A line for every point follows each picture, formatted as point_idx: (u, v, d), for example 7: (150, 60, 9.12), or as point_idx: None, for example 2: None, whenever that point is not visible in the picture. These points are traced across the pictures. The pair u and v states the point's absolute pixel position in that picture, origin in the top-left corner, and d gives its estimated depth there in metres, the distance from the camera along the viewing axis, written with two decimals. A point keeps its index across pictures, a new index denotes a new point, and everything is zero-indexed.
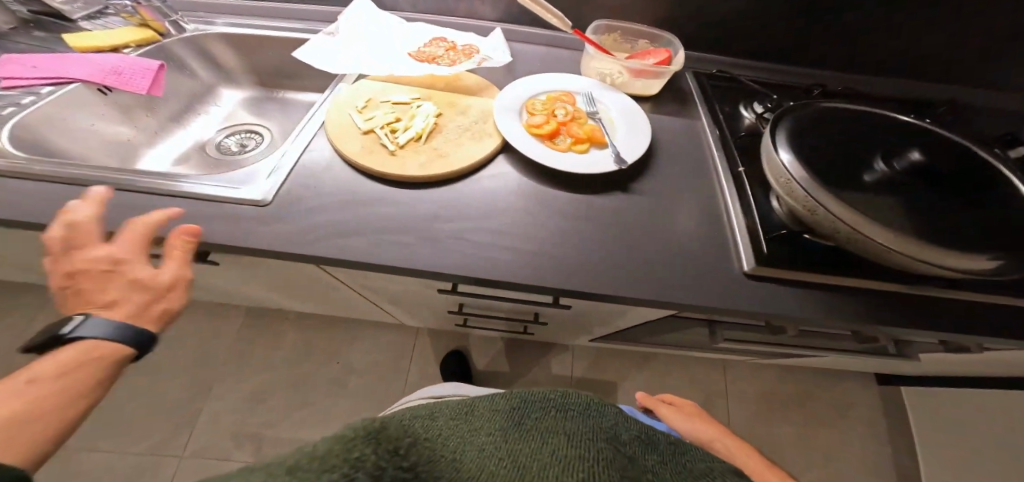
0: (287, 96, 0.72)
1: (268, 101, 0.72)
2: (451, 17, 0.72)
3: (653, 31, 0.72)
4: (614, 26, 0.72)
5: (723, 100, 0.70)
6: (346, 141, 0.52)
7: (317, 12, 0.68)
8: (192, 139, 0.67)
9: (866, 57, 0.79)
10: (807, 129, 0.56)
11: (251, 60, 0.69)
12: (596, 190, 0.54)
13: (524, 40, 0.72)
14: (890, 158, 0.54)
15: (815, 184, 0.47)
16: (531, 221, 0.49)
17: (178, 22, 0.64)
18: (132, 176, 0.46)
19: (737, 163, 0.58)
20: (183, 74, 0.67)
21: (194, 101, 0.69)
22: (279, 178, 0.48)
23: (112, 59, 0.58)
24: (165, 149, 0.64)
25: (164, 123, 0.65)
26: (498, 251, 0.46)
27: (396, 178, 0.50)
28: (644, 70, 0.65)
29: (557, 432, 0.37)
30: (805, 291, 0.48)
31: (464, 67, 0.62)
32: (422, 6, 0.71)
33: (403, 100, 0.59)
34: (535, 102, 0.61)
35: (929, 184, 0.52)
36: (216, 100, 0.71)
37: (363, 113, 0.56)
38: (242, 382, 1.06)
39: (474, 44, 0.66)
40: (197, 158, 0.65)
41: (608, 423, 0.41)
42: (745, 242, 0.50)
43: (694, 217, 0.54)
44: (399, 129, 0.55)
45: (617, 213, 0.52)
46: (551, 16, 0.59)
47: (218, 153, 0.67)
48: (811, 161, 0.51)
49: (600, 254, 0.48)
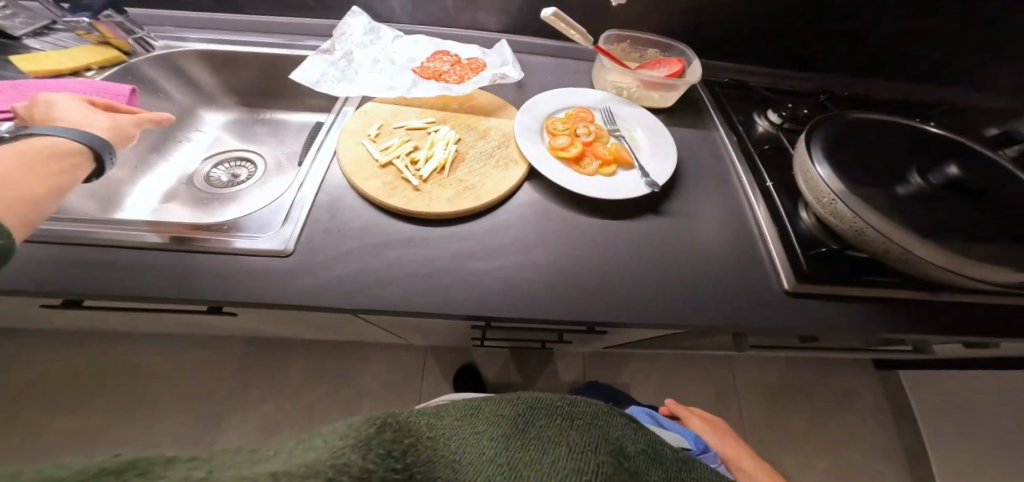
0: (275, 117, 0.68)
1: (257, 125, 0.67)
2: (450, 28, 0.67)
3: (665, 40, 0.65)
4: (624, 35, 0.65)
5: (738, 109, 0.65)
6: (369, 179, 0.47)
7: (308, 26, 0.64)
8: (179, 171, 0.61)
9: (894, 65, 0.74)
10: (842, 137, 0.52)
11: (237, 78, 0.64)
12: (629, 213, 0.51)
13: (530, 50, 0.68)
14: (924, 172, 0.50)
15: (856, 199, 0.44)
16: (565, 246, 0.46)
17: (144, 38, 0.57)
18: (111, 231, 0.39)
19: (765, 176, 0.55)
20: (158, 98, 0.60)
21: (178, 129, 0.63)
22: (282, 217, 0.43)
23: (81, 84, 0.48)
24: (151, 184, 0.58)
25: (147, 155, 0.59)
26: (536, 283, 0.43)
27: (419, 215, 0.45)
28: (657, 84, 0.59)
29: (561, 446, 0.29)
30: (851, 308, 0.45)
31: (477, 85, 0.57)
32: (419, 18, 0.65)
33: (417, 126, 0.54)
34: (555, 121, 0.57)
35: (964, 198, 0.49)
36: (200, 127, 0.65)
37: (377, 142, 0.51)
38: (240, 420, 0.92)
39: (479, 58, 0.61)
40: (188, 194, 0.60)
41: (621, 435, 0.33)
42: (783, 258, 0.47)
43: (734, 236, 0.50)
44: (419, 160, 0.50)
45: (652, 234, 0.49)
46: (573, 32, 0.53)
47: (209, 186, 0.61)
48: (851, 175, 0.47)
49: (639, 280, 0.45)
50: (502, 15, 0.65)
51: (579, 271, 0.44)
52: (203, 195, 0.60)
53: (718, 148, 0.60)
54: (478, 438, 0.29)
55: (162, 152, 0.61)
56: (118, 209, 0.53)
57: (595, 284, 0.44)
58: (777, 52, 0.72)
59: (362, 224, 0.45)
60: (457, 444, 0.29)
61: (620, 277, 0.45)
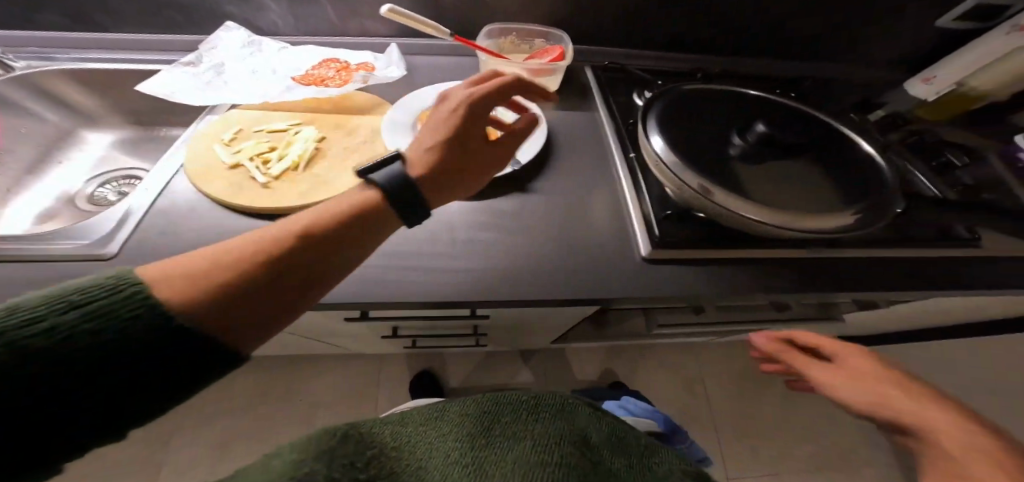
0: (167, 133, 0.68)
1: (149, 140, 0.67)
2: (333, 36, 0.67)
3: (546, 29, 0.64)
4: (508, 28, 0.64)
5: (617, 91, 0.64)
6: (216, 181, 0.46)
7: (186, 43, 0.64)
8: (58, 191, 0.61)
9: (783, 45, 0.76)
10: (679, 111, 0.55)
11: (118, 99, 0.64)
12: (489, 191, 0.50)
13: (416, 53, 0.68)
14: (743, 132, 0.52)
15: (684, 165, 0.47)
16: (428, 228, 0.45)
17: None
18: None
19: (632, 147, 0.54)
20: (28, 118, 0.60)
21: (54, 148, 0.63)
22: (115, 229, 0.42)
23: None
24: (22, 205, 0.58)
25: (19, 176, 0.59)
26: (390, 276, 0.41)
27: (274, 211, 0.45)
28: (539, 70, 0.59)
29: (523, 438, 0.39)
30: (716, 268, 0.45)
31: (352, 86, 0.57)
32: (297, 30, 0.65)
33: (280, 128, 0.54)
34: (428, 111, 0.57)
35: (788, 152, 0.52)
36: (82, 146, 0.65)
37: (231, 145, 0.51)
38: (184, 448, 0.91)
39: (369, 62, 0.61)
40: (69, 212, 0.60)
41: (587, 427, 0.43)
42: (640, 225, 0.46)
43: (604, 214, 0.49)
44: (272, 159, 0.49)
45: (514, 212, 0.48)
46: (428, 29, 0.51)
47: (94, 205, 0.62)
48: (683, 142, 0.50)
49: (497, 261, 0.44)
50: (380, 18, 0.65)
51: (417, 254, 0.43)
52: (88, 213, 0.61)
53: (596, 128, 0.60)
54: (444, 440, 0.38)
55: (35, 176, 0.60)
56: None
57: (437, 265, 0.43)
58: (669, 37, 0.72)
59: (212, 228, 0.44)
60: (442, 444, 0.37)
61: (459, 254, 0.44)
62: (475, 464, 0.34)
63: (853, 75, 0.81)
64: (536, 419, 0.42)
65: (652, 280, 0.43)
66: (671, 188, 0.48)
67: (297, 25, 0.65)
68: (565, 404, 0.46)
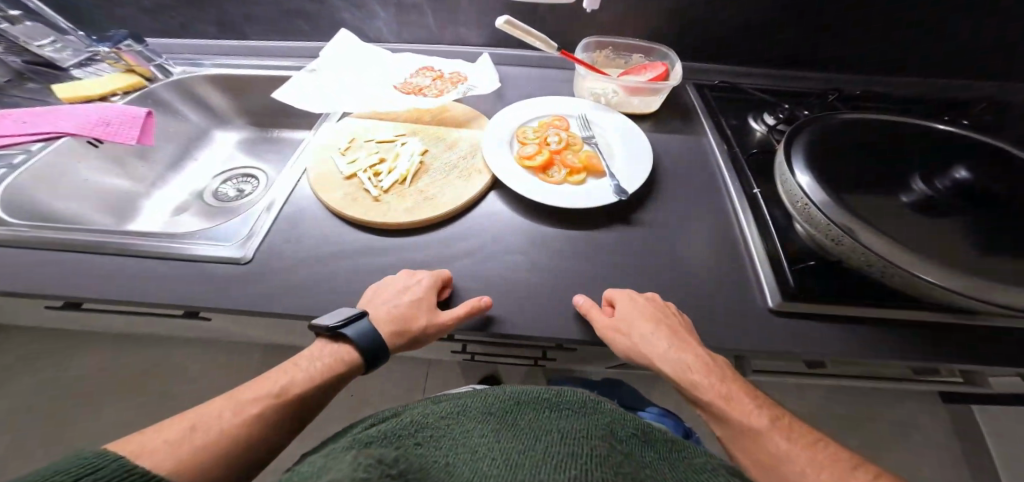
0: (280, 134, 0.84)
1: (263, 141, 0.84)
2: (438, 46, 0.79)
3: (648, 45, 0.74)
4: (604, 43, 0.74)
5: (733, 113, 0.70)
6: (331, 188, 0.52)
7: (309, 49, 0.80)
8: (191, 187, 0.79)
9: (859, 57, 0.77)
10: (836, 138, 0.54)
11: (238, 102, 0.82)
12: (597, 226, 0.53)
13: (517, 62, 0.78)
14: (932, 175, 0.51)
15: (837, 209, 0.46)
16: (542, 243, 0.51)
17: (162, 65, 0.75)
18: (92, 210, 0.66)
19: (752, 182, 0.58)
20: (173, 117, 0.78)
21: (189, 144, 0.81)
22: (135, 210, 0.72)
23: (97, 110, 0.66)
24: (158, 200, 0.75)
25: (160, 171, 0.77)
26: (533, 279, 0.48)
27: (380, 225, 0.49)
28: (641, 88, 0.65)
29: (550, 431, 0.39)
30: (869, 326, 0.45)
31: (450, 97, 0.64)
32: (406, 37, 0.78)
33: (386, 138, 0.60)
34: (527, 130, 0.61)
35: (978, 204, 0.49)
36: (210, 142, 0.83)
37: (346, 154, 0.57)
38: None
39: (461, 73, 0.71)
40: (197, 206, 0.77)
41: (614, 422, 0.42)
42: (768, 275, 0.48)
43: (710, 239, 0.53)
44: (382, 172, 0.54)
45: (623, 243, 0.52)
46: (534, 39, 0.59)
47: (217, 200, 0.78)
48: (830, 180, 0.49)
49: (571, 281, 0.48)
50: (477, 29, 0.76)
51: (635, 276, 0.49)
52: (213, 207, 0.78)
53: (707, 151, 0.64)
54: (469, 438, 0.38)
55: (177, 168, 0.79)
56: (130, 218, 0.71)
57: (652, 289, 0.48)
58: (756, 45, 0.77)
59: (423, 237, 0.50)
60: (475, 427, 0.40)
61: (673, 284, 0.49)
62: (506, 460, 0.34)
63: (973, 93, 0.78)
64: (560, 409, 0.43)
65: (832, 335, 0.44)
66: (815, 230, 0.48)
67: (403, 31, 0.77)
68: (590, 400, 0.46)
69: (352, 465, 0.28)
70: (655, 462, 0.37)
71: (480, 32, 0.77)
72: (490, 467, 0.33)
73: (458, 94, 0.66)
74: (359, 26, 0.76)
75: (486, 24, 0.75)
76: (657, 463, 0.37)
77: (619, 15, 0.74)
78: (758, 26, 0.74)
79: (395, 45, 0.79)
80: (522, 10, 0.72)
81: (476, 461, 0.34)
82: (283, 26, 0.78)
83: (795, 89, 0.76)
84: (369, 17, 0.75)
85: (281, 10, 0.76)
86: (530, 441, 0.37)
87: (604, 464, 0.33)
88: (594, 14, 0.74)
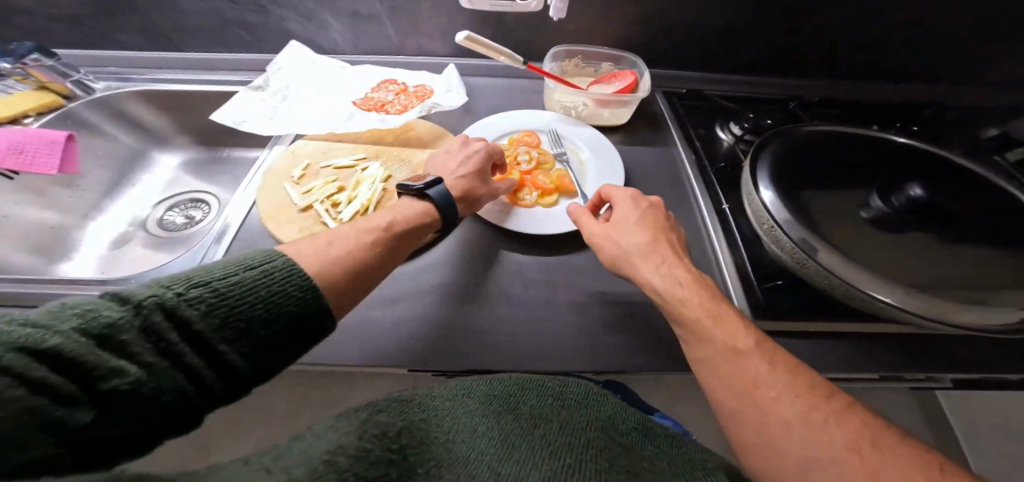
0: (232, 154, 0.79)
1: (214, 162, 0.79)
2: (400, 56, 0.76)
3: (616, 53, 0.73)
4: (574, 51, 0.73)
5: (699, 123, 0.71)
6: (287, 224, 0.50)
7: (259, 62, 0.75)
8: (129, 216, 0.73)
9: (814, 64, 0.80)
10: (795, 150, 0.55)
11: (182, 120, 0.77)
12: (569, 247, 0.56)
13: (483, 73, 0.77)
14: (889, 192, 0.51)
15: (797, 226, 0.48)
16: (518, 272, 0.53)
17: (81, 80, 0.69)
18: (17, 250, 0.60)
19: (720, 198, 0.59)
20: (103, 139, 0.72)
21: (127, 168, 0.75)
22: (70, 247, 0.66)
23: (10, 134, 0.60)
24: (96, 233, 0.69)
25: (97, 201, 0.71)
26: (511, 308, 0.50)
27: None
28: (610, 100, 0.66)
29: (549, 423, 0.36)
30: (836, 341, 0.47)
31: (412, 114, 0.64)
32: (365, 49, 0.75)
33: (346, 164, 0.59)
34: (500, 148, 0.64)
35: (933, 221, 0.50)
36: (151, 166, 0.77)
37: (300, 184, 0.55)
38: None
39: (426, 85, 0.70)
40: (141, 236, 0.71)
41: (613, 415, 0.40)
42: (738, 294, 0.50)
43: (683, 259, 0.55)
44: (341, 202, 0.53)
45: (596, 267, 0.54)
46: (501, 55, 0.57)
47: (162, 230, 0.72)
48: (793, 194, 0.51)
49: (550, 311, 0.50)
50: (439, 39, 0.74)
51: (610, 300, 0.51)
52: (158, 237, 0.72)
53: (676, 163, 0.66)
54: (471, 420, 0.36)
55: (115, 195, 0.73)
56: (63, 257, 0.65)
57: (626, 310, 0.50)
58: (717, 54, 0.78)
59: (404, 274, 0.52)
60: (474, 413, 0.38)
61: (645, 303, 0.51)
62: (504, 449, 0.33)
63: (915, 95, 0.83)
64: (564, 401, 0.39)
65: (802, 352, 0.46)
66: (782, 253, 0.49)
67: (361, 42, 0.74)
68: (593, 392, 0.43)
69: (358, 431, 0.29)
70: (654, 455, 0.35)
71: (443, 43, 0.74)
72: (485, 451, 0.33)
73: (420, 108, 0.65)
74: (313, 39, 0.73)
75: (448, 35, 0.73)
76: (659, 460, 0.35)
77: (584, 24, 0.73)
78: (719, 35, 0.75)
79: (353, 56, 0.76)
80: (485, 21, 0.71)
81: (475, 439, 0.34)
82: (229, 37, 0.73)
83: (758, 95, 0.77)
84: (323, 28, 0.71)
85: (225, 22, 0.71)
86: (530, 431, 0.35)
87: (600, 466, 0.31)
88: (560, 23, 0.72)
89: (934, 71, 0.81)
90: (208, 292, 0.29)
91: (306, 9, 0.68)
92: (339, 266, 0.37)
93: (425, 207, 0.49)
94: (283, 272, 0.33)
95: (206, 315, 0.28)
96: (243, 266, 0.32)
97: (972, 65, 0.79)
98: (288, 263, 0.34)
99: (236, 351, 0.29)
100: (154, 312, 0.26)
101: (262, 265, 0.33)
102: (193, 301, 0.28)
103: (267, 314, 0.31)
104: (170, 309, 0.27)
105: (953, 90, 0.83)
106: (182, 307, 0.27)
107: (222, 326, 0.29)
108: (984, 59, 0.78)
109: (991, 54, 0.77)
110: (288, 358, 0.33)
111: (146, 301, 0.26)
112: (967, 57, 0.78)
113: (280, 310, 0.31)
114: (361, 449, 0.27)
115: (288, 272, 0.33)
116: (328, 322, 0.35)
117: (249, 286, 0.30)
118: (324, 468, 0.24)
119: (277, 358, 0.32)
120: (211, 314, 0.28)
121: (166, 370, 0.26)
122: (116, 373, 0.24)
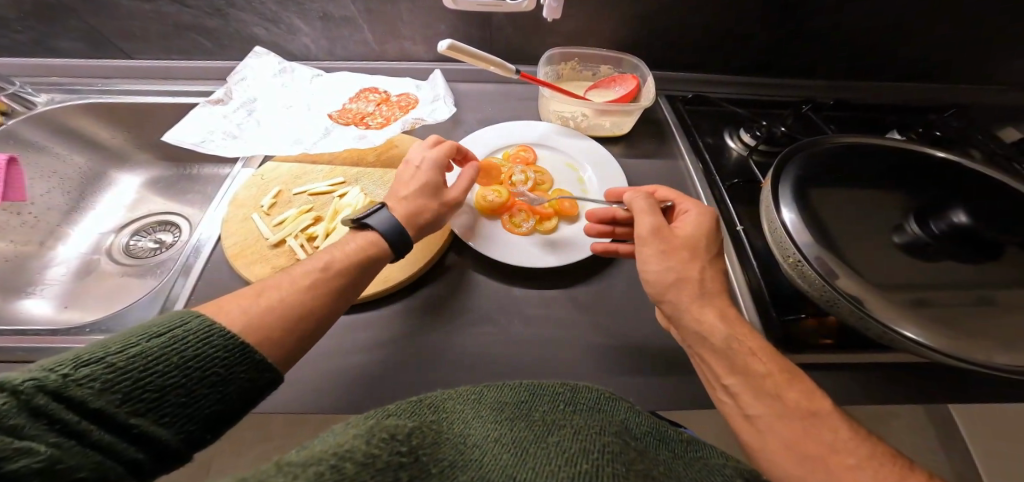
0: (201, 171, 0.73)
1: (183, 180, 0.73)
2: (380, 62, 0.70)
3: (615, 55, 0.67)
4: (570, 54, 0.67)
5: (705, 130, 0.66)
6: (254, 261, 0.47)
7: (226, 70, 0.69)
8: (92, 244, 0.67)
9: (824, 64, 0.75)
10: (817, 163, 0.49)
11: (147, 136, 0.71)
12: (569, 279, 0.51)
13: (472, 79, 0.71)
14: (926, 218, 0.46)
15: (827, 257, 0.42)
16: (514, 306, 0.48)
17: (19, 93, 0.63)
18: None
19: (734, 216, 0.54)
20: (56, 160, 0.66)
21: (86, 191, 0.69)
22: (25, 281, 0.59)
23: None
24: (54, 263, 0.63)
25: (53, 228, 0.64)
26: (508, 348, 0.45)
27: None
28: (611, 110, 0.60)
29: (565, 430, 0.27)
30: (850, 377, 0.45)
31: (395, 129, 0.58)
32: (341, 54, 0.69)
33: (323, 190, 0.54)
34: (492, 161, 0.59)
35: (975, 249, 0.44)
36: (112, 187, 0.71)
37: (271, 215, 0.51)
38: None
39: (409, 95, 0.64)
40: (105, 264, 0.65)
41: (626, 420, 0.31)
42: (757, 327, 0.46)
43: None
44: (317, 236, 0.49)
45: (600, 300, 0.50)
46: (488, 65, 0.52)
47: (128, 256, 0.66)
48: (820, 217, 0.45)
49: (551, 350, 0.45)
50: (421, 43, 0.68)
51: (619, 338, 0.46)
52: (123, 265, 0.65)
53: (682, 175, 0.62)
54: (479, 427, 0.28)
55: (73, 220, 0.67)
56: (18, 292, 0.58)
57: (635, 349, 0.46)
58: (721, 54, 0.72)
59: (394, 313, 0.47)
60: (481, 419, 0.29)
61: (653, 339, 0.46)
62: (523, 458, 0.24)
63: (929, 95, 0.78)
64: (572, 409, 0.30)
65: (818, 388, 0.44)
66: (807, 286, 0.43)
67: (336, 47, 0.67)
68: (607, 398, 0.33)
69: (363, 432, 0.22)
70: (674, 467, 0.27)
71: (426, 47, 0.69)
72: (498, 457, 0.24)
73: (402, 121, 0.59)
74: (282, 44, 0.67)
75: (431, 39, 0.67)
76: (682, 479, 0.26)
77: (579, 24, 0.67)
78: (725, 34, 0.69)
79: (329, 62, 0.69)
80: (470, 22, 0.64)
81: (490, 443, 0.26)
82: (190, 44, 0.67)
83: (766, 98, 0.73)
84: (293, 32, 0.65)
85: (183, 27, 0.64)
86: (546, 438, 0.26)
87: None
88: (552, 23, 0.66)
89: (950, 69, 0.76)
90: (103, 368, 0.24)
91: (271, 12, 0.62)
92: (272, 321, 0.33)
93: (367, 239, 0.43)
94: (198, 332, 0.29)
95: (101, 393, 0.24)
96: (143, 334, 0.27)
97: (990, 63, 0.75)
98: (206, 320, 0.30)
99: (155, 422, 0.25)
100: (37, 395, 0.22)
101: (171, 330, 0.29)
102: (85, 380, 0.24)
103: (189, 378, 0.27)
104: (57, 391, 0.23)
105: (965, 90, 0.78)
106: (70, 386, 0.23)
107: (129, 399, 0.25)
108: (1002, 57, 0.74)
109: (1011, 51, 0.73)
110: (224, 411, 0.29)
111: (22, 385, 0.22)
112: (986, 55, 0.73)
113: (204, 371, 0.28)
114: (369, 455, 0.20)
115: (205, 328, 0.29)
116: (270, 369, 0.31)
117: (156, 353, 0.27)
118: (329, 475, 0.18)
119: (211, 420, 0.28)
120: (113, 389, 0.24)
121: (74, 449, 0.22)
122: (25, 452, 0.20)
